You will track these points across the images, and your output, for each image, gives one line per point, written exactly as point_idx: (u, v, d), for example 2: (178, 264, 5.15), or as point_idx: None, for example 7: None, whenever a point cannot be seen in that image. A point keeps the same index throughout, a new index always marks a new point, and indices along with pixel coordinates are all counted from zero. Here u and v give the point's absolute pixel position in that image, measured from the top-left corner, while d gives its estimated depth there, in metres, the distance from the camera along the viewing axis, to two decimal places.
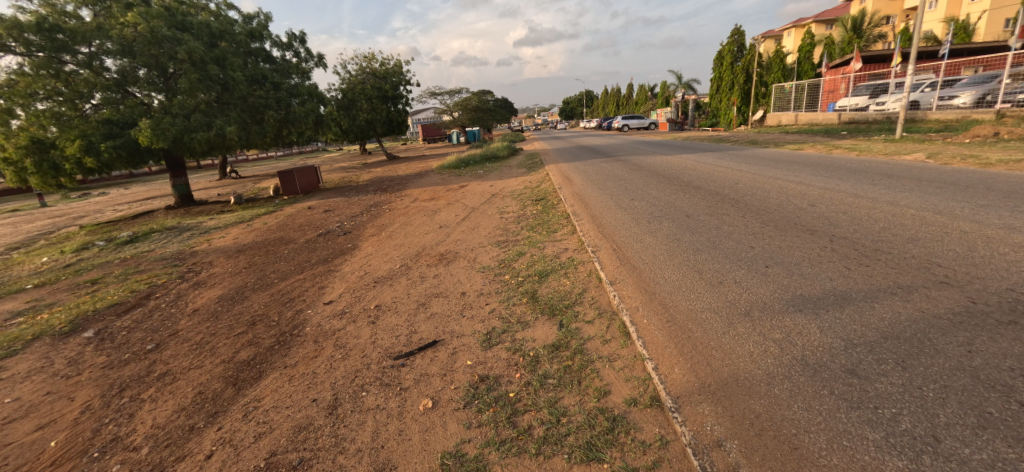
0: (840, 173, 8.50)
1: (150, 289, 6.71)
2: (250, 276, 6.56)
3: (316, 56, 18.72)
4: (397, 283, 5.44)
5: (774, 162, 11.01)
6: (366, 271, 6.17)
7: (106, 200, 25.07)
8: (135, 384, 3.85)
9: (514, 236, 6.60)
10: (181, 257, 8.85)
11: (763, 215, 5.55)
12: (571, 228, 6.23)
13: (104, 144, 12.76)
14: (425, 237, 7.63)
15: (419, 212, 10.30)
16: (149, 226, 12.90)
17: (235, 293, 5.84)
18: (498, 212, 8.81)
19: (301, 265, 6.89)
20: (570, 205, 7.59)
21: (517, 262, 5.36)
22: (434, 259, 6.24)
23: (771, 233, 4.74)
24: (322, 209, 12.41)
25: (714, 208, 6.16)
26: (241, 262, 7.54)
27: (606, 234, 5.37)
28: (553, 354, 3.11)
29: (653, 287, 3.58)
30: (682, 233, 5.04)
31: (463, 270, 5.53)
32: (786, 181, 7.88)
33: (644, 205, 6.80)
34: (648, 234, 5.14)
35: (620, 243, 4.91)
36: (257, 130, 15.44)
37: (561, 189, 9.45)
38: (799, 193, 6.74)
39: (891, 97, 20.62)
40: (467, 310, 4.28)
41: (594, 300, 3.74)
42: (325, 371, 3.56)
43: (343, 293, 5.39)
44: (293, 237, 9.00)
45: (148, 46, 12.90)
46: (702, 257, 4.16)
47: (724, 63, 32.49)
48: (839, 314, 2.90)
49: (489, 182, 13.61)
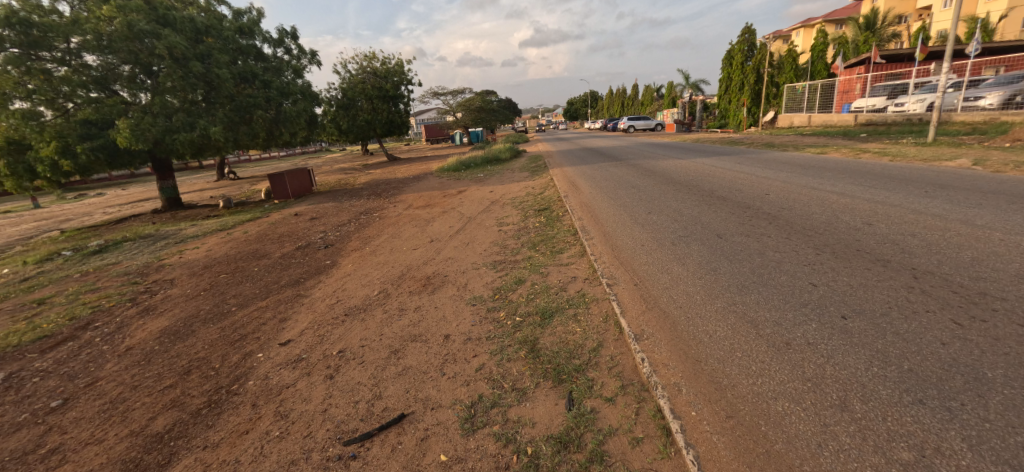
0: (883, 182, 7.55)
1: (93, 315, 5.79)
2: (206, 303, 5.63)
3: (309, 53, 17.87)
4: (371, 318, 4.52)
5: (802, 167, 10.05)
6: (339, 298, 5.25)
7: (97, 202, 24.30)
8: (13, 466, 2.96)
9: (513, 256, 5.68)
10: (145, 272, 7.96)
11: (813, 237, 4.63)
12: (579, 249, 5.29)
13: (81, 146, 11.88)
14: (412, 255, 6.68)
15: (411, 221, 9.39)
16: (125, 233, 12.07)
17: (181, 326, 4.94)
18: (495, 224, 7.88)
19: (268, 288, 5.96)
20: (578, 218, 6.68)
21: (515, 293, 4.41)
22: (418, 285, 5.28)
23: (833, 264, 3.82)
24: (309, 216, 11.53)
25: (749, 226, 5.22)
26: (203, 282, 6.60)
27: (623, 259, 4.44)
28: (559, 457, 2.20)
29: (696, 348, 2.67)
30: (718, 261, 4.10)
31: (450, 301, 4.58)
32: (824, 192, 6.94)
33: (663, 220, 5.87)
34: (676, 261, 4.19)
35: (641, 273, 3.99)
36: (246, 131, 14.53)
37: (568, 198, 8.54)
38: (846, 207, 5.81)
39: (911, 98, 19.58)
40: (448, 365, 3.34)
41: (615, 363, 2.82)
42: (250, 464, 2.65)
43: (306, 330, 4.46)
44: (269, 250, 8.07)
45: (125, 41, 12.04)
46: (754, 300, 3.23)
47: (734, 64, 31.47)
48: (987, 414, 1.97)
49: (489, 188, 12.73)
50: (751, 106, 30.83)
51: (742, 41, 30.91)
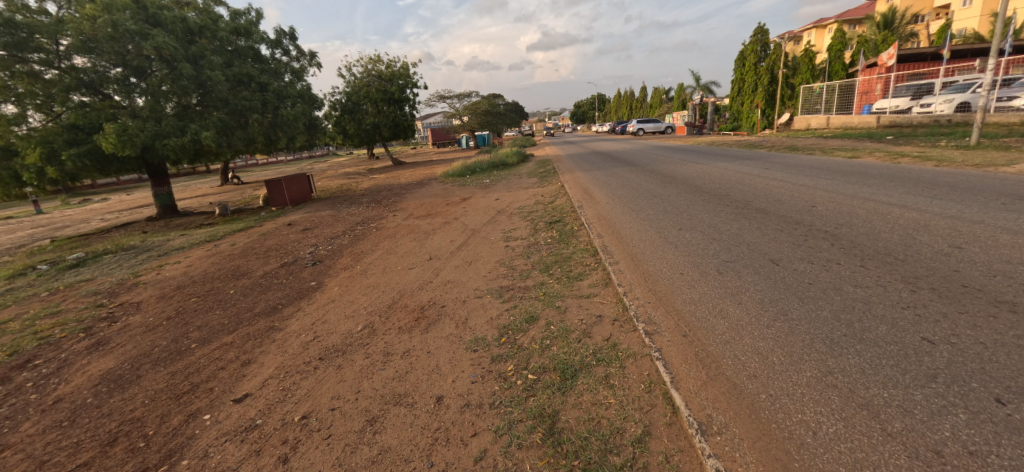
0: (945, 192, 6.58)
1: (37, 350, 4.98)
2: (165, 336, 4.83)
3: (309, 54, 17.14)
4: (350, 362, 3.69)
5: (838, 173, 9.14)
6: (316, 332, 4.44)
7: (97, 208, 23.78)
8: None
9: (523, 282, 4.84)
10: (116, 291, 7.22)
11: (894, 265, 3.75)
12: (602, 275, 4.42)
13: (65, 152, 11.14)
14: (407, 277, 5.83)
15: (408, 234, 8.55)
16: (109, 244, 11.37)
17: (127, 369, 4.14)
18: (501, 238, 7.04)
19: (238, 316, 5.15)
20: (597, 234, 5.83)
21: (526, 337, 3.54)
22: (409, 318, 4.44)
23: (943, 309, 2.94)
24: (302, 226, 10.75)
25: (807, 248, 4.35)
26: (169, 308, 5.80)
27: (661, 294, 3.58)
28: None
29: (801, 462, 1.85)
30: (785, 300, 3.23)
31: (445, 344, 3.73)
32: (879, 203, 6.05)
33: (699, 239, 5.01)
34: (729, 298, 3.33)
35: (688, 317, 3.12)
36: (241, 135, 13.76)
37: (583, 209, 7.70)
38: (916, 224, 4.92)
39: (938, 98, 18.47)
40: (438, 450, 2.49)
41: (673, 470, 2.01)
42: None
43: (269, 379, 3.63)
44: (250, 268, 7.25)
45: (111, 43, 11.30)
46: (856, 368, 2.36)
47: (747, 64, 30.52)
48: None
49: (495, 195, 11.95)
50: (766, 107, 29.70)
51: (755, 41, 30.01)
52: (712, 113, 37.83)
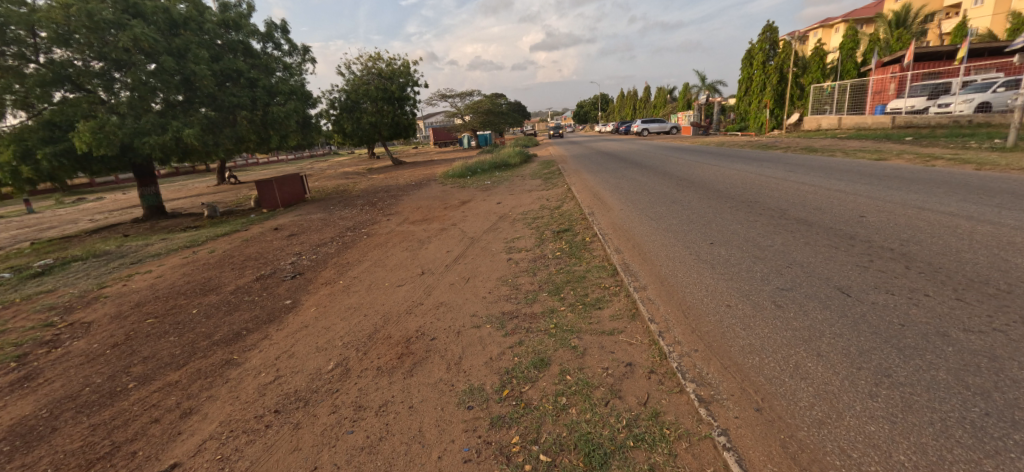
0: (1009, 200, 5.76)
1: None
2: (104, 369, 4.06)
3: (302, 49, 16.32)
4: (312, 420, 2.90)
5: (874, 177, 8.30)
6: (279, 371, 3.63)
7: (88, 208, 22.97)
8: None
9: (528, 307, 4.03)
10: (71, 306, 6.45)
11: (1007, 300, 2.93)
12: (626, 304, 3.63)
13: (41, 150, 10.37)
14: (394, 296, 5.02)
15: (401, 242, 7.78)
16: (83, 250, 10.60)
17: (41, 420, 3.35)
18: (503, 250, 6.24)
19: (193, 345, 4.36)
20: (615, 249, 5.03)
21: (535, 389, 2.75)
22: (393, 354, 3.65)
23: None
24: (289, 231, 9.99)
25: (877, 272, 3.54)
26: (121, 330, 5.03)
27: (708, 338, 2.80)
28: None
29: None
30: (880, 351, 2.45)
31: (433, 396, 2.93)
32: (940, 213, 5.24)
33: (738, 257, 4.20)
34: (804, 349, 2.53)
35: (755, 377, 2.35)
36: (229, 134, 12.94)
37: (595, 216, 6.90)
38: (999, 241, 4.12)
39: (957, 98, 17.61)
40: None
41: None
42: None
43: (207, 442, 2.85)
44: (222, 282, 6.47)
45: (87, 33, 10.47)
46: None
47: (755, 64, 29.50)
48: None
49: (496, 198, 11.19)
50: (775, 108, 28.64)
51: (763, 40, 29.13)
52: (719, 113, 37.00)
